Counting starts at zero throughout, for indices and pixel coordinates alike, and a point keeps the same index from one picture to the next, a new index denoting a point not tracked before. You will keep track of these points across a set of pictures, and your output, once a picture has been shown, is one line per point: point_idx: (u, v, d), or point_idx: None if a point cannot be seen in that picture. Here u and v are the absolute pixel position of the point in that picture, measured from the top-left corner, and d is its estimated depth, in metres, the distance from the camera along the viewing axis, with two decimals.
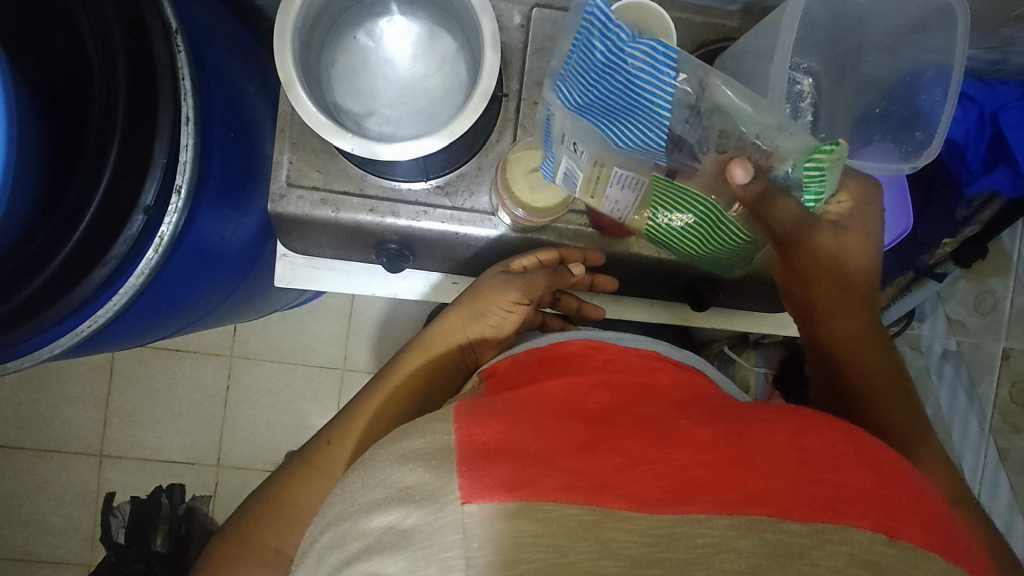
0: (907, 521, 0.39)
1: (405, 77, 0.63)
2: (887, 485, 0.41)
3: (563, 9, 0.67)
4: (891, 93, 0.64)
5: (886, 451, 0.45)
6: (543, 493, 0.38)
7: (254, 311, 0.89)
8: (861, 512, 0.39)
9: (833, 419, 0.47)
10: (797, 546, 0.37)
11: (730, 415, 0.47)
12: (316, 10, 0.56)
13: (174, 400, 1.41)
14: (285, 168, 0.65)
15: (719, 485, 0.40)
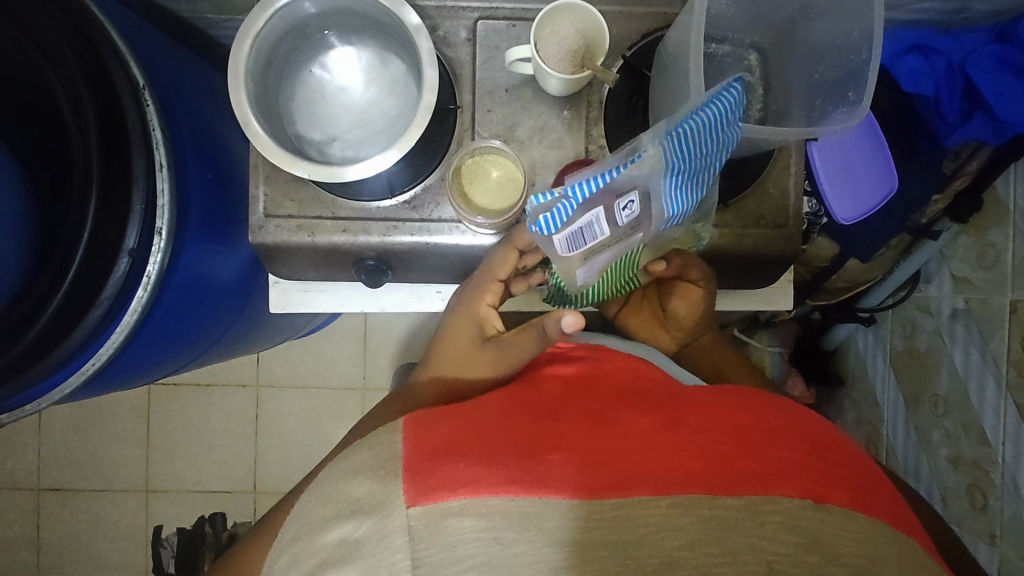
0: (831, 487, 0.45)
1: (360, 102, 0.67)
2: (813, 456, 0.47)
3: (505, 18, 0.70)
4: (833, 58, 0.63)
5: (801, 420, 0.52)
6: (491, 488, 0.43)
7: (244, 344, 0.91)
8: (788, 483, 0.44)
9: (758, 400, 0.54)
10: (733, 520, 0.42)
11: (669, 407, 0.53)
12: (267, 51, 0.60)
13: (208, 432, 1.48)
14: (262, 201, 0.69)
15: (654, 471, 0.45)
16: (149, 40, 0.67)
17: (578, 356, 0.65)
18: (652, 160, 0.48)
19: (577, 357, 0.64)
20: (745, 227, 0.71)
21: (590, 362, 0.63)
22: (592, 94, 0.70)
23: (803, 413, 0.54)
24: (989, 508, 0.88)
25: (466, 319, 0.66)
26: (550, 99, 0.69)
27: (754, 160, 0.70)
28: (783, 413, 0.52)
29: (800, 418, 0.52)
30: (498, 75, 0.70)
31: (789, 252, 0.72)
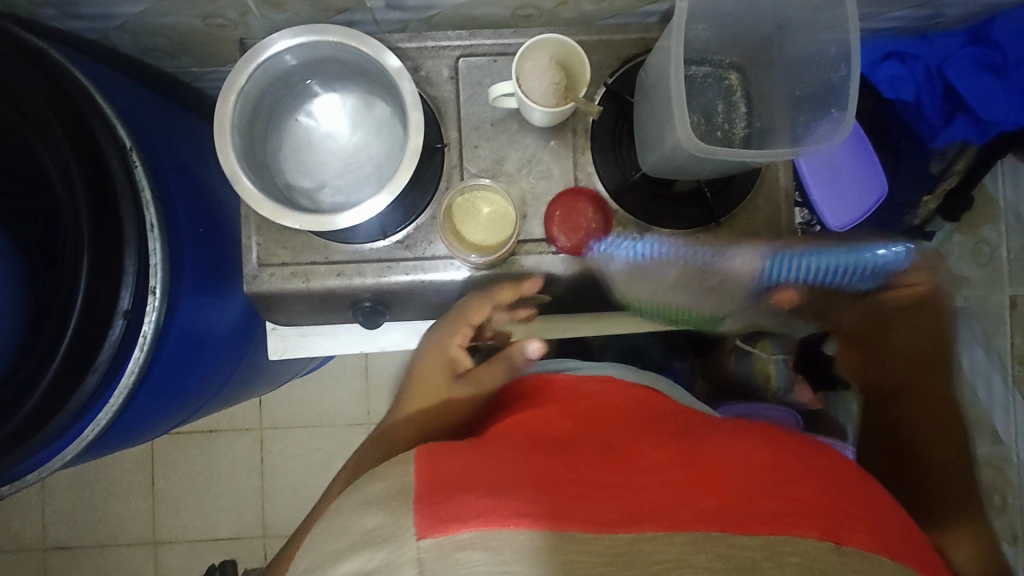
0: (854, 529, 0.44)
1: (348, 147, 0.67)
2: (836, 496, 0.47)
3: (486, 55, 0.70)
4: (810, 73, 0.63)
5: (828, 461, 0.51)
6: (502, 519, 0.42)
7: (245, 393, 0.90)
8: (807, 524, 0.43)
9: (783, 439, 0.53)
10: (751, 561, 0.41)
11: (689, 440, 0.53)
12: (253, 103, 0.61)
13: (214, 479, 1.46)
14: (255, 250, 0.69)
15: (668, 507, 0.44)
16: (135, 98, 0.68)
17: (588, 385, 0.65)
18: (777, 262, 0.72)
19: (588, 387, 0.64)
20: (739, 243, 0.71)
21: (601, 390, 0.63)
22: (577, 123, 0.70)
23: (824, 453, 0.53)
24: (1008, 507, 0.87)
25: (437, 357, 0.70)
26: (537, 131, 0.70)
27: (743, 177, 0.70)
28: (804, 454, 0.51)
29: (822, 459, 0.51)
30: (482, 111, 0.70)
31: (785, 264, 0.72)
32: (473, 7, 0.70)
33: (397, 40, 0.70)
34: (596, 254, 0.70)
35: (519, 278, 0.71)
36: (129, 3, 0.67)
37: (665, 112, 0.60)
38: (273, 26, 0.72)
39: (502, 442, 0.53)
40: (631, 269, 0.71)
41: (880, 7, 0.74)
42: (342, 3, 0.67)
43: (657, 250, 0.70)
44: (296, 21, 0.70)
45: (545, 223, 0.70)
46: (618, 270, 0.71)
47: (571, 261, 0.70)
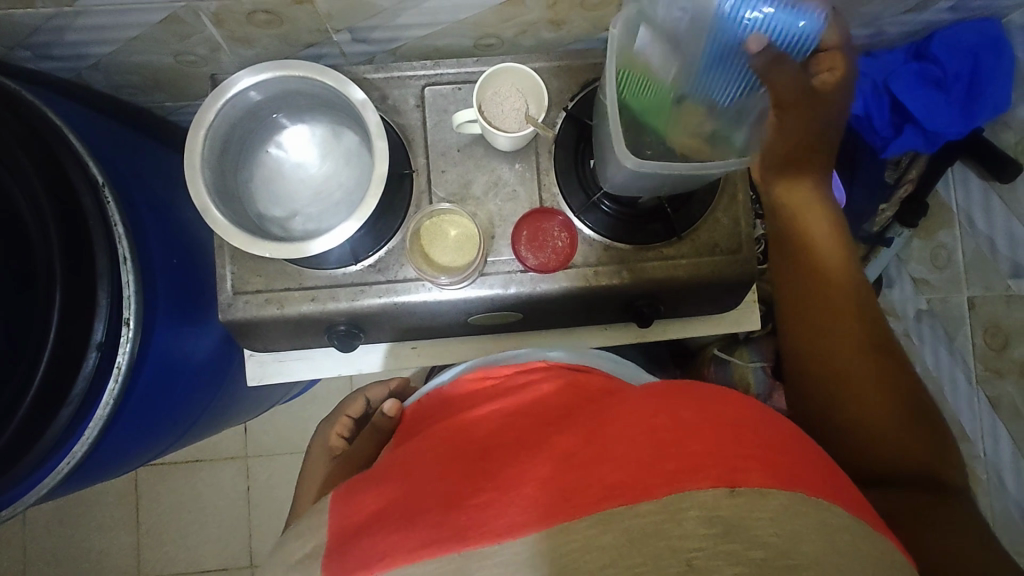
0: (749, 469, 0.46)
1: (319, 176, 0.69)
2: (732, 437, 0.49)
3: (451, 83, 0.73)
4: None
5: (734, 402, 0.53)
6: (405, 556, 0.50)
7: (227, 422, 0.91)
8: (700, 475, 0.46)
9: (692, 388, 0.56)
10: (652, 526, 0.44)
11: (600, 419, 0.57)
12: (223, 137, 0.63)
13: (199, 509, 1.45)
14: (230, 279, 0.71)
15: (565, 492, 0.49)
16: (109, 135, 0.70)
17: (522, 380, 0.70)
18: None
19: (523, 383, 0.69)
20: (702, 256, 0.73)
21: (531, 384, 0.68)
22: (540, 146, 0.73)
23: (739, 399, 0.55)
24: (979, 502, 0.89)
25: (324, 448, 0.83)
26: (502, 155, 0.73)
27: (702, 193, 0.73)
28: (707, 398, 0.53)
29: (728, 403, 0.53)
30: (448, 136, 0.73)
31: (749, 273, 0.74)
32: (437, 37, 0.73)
33: (364, 71, 0.73)
34: (563, 272, 0.72)
35: (490, 298, 0.73)
36: (102, 44, 0.69)
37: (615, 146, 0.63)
38: (244, 61, 0.74)
39: (425, 468, 0.60)
40: (597, 285, 0.73)
41: None
42: (309, 38, 0.70)
43: (623, 265, 0.73)
44: (265, 56, 0.73)
45: (513, 243, 0.72)
46: (586, 287, 0.73)
47: (539, 278, 0.72)
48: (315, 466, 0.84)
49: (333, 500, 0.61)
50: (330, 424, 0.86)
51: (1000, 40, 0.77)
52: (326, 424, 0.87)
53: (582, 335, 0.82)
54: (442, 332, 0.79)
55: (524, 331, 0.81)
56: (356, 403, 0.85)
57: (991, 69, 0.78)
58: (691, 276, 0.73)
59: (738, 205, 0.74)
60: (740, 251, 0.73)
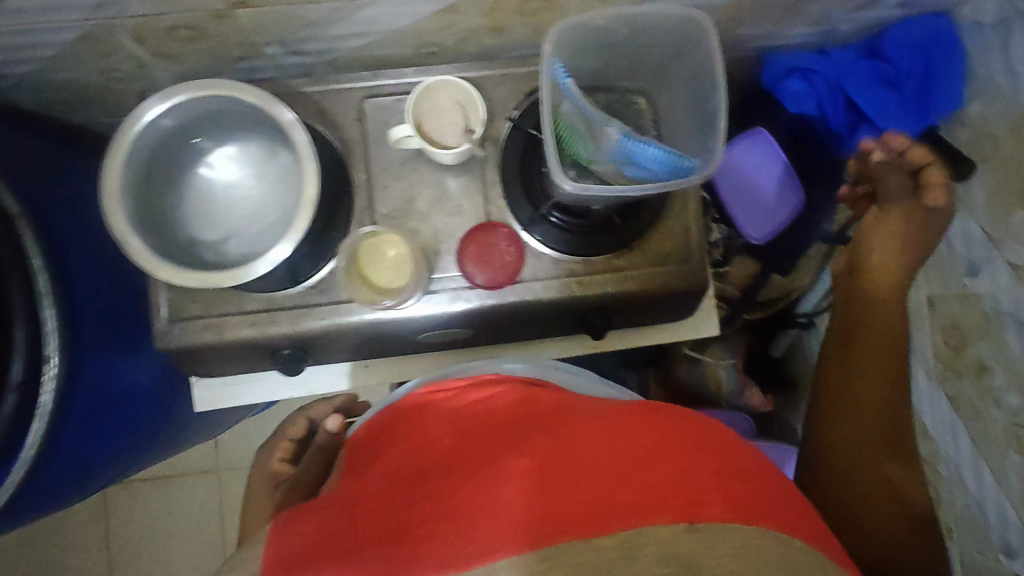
0: (707, 503, 0.45)
1: (256, 197, 0.66)
2: (692, 471, 0.48)
3: (391, 94, 0.70)
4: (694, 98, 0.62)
5: (690, 432, 0.53)
6: None
7: (183, 444, 0.89)
8: (659, 509, 0.45)
9: (653, 416, 0.55)
10: (605, 561, 0.42)
11: (554, 432, 0.54)
12: (145, 162, 0.60)
13: (172, 525, 1.43)
14: (165, 306, 0.68)
15: (518, 520, 0.46)
16: (31, 160, 0.67)
17: (475, 388, 0.67)
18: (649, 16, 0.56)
19: (477, 390, 0.66)
20: (653, 266, 0.72)
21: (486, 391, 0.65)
22: (485, 158, 0.71)
23: (699, 428, 0.55)
24: (942, 500, 0.88)
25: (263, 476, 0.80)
26: (446, 168, 0.70)
27: (651, 203, 0.71)
28: (666, 428, 0.53)
29: (685, 433, 0.53)
30: (389, 151, 0.70)
31: (702, 282, 0.72)
32: (374, 47, 0.70)
33: (300, 85, 0.70)
34: (510, 287, 0.70)
35: (437, 315, 0.71)
36: (18, 65, 0.65)
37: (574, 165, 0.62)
38: (175, 77, 0.70)
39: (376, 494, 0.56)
40: (547, 299, 0.71)
41: (777, 27, 0.76)
42: (239, 52, 0.66)
43: (572, 278, 0.71)
44: (196, 71, 0.69)
45: (459, 258, 0.70)
46: (537, 301, 0.71)
47: (488, 294, 0.70)
48: (258, 498, 0.80)
49: (278, 533, 0.59)
50: (269, 451, 0.82)
51: (950, 37, 0.74)
52: (266, 451, 0.83)
53: (539, 346, 0.80)
54: (394, 349, 0.77)
55: (480, 345, 0.79)
56: (297, 426, 0.82)
57: (944, 66, 0.76)
58: (645, 287, 0.72)
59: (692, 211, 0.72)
60: (694, 259, 0.72)
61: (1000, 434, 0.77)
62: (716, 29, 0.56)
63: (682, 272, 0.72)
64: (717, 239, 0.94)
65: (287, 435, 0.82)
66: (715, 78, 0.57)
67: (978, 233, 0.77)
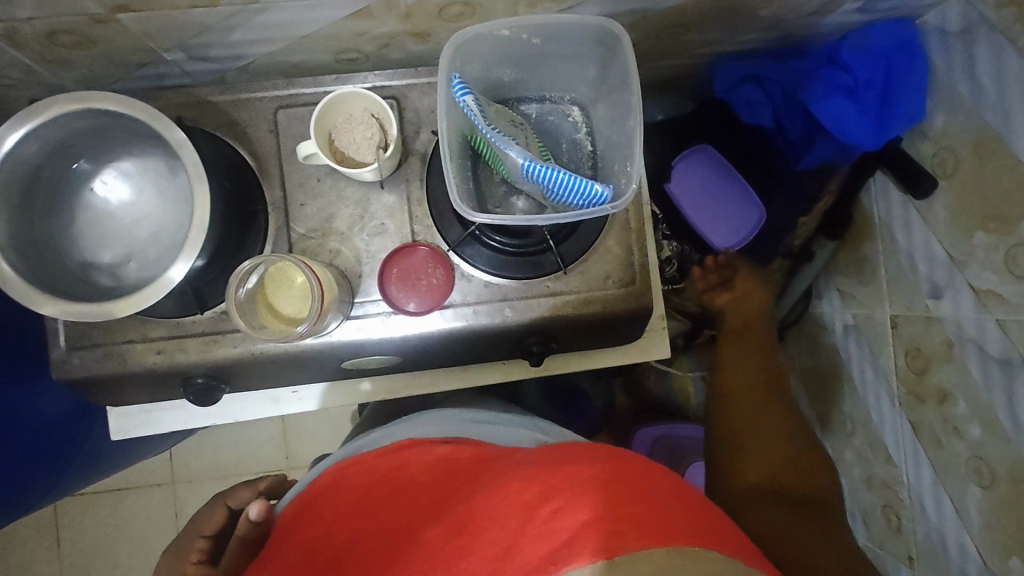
0: (625, 532, 0.39)
1: (155, 217, 0.61)
2: (608, 499, 0.42)
3: (308, 104, 0.65)
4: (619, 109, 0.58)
5: (607, 459, 0.47)
6: None
7: (101, 471, 0.85)
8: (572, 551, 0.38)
9: (568, 450, 0.49)
10: None
11: (468, 489, 0.48)
12: (24, 180, 0.55)
13: (125, 540, 1.38)
14: (62, 333, 0.63)
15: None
16: None
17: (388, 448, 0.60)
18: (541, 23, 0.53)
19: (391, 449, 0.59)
20: (592, 290, 0.67)
21: (400, 450, 0.58)
22: (411, 173, 0.66)
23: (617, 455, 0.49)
24: (904, 530, 0.84)
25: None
26: (367, 184, 0.65)
27: (590, 221, 0.66)
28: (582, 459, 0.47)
29: (601, 463, 0.47)
30: (306, 165, 0.65)
31: (646, 306, 0.67)
32: (289, 53, 0.64)
33: (208, 94, 0.65)
34: (438, 312, 0.65)
35: (358, 342, 0.65)
36: None
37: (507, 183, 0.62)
38: (74, 84, 0.65)
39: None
40: (477, 325, 0.66)
41: (728, 31, 0.71)
42: (138, 59, 0.61)
43: (505, 303, 0.66)
44: (95, 78, 0.64)
45: (382, 282, 0.65)
46: (466, 328, 0.66)
47: (414, 321, 0.65)
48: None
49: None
50: (181, 553, 0.74)
51: (913, 44, 0.71)
52: (177, 553, 0.74)
53: (477, 373, 0.75)
54: (320, 376, 0.72)
55: (414, 372, 0.75)
56: (213, 518, 0.75)
57: (903, 76, 0.72)
58: (583, 311, 0.67)
59: (635, 229, 0.67)
60: (636, 281, 0.67)
61: (961, 466, 0.73)
62: (631, 39, 0.53)
63: (624, 296, 0.67)
64: (668, 256, 0.90)
65: (202, 531, 0.75)
66: (634, 89, 0.54)
67: (941, 254, 0.73)
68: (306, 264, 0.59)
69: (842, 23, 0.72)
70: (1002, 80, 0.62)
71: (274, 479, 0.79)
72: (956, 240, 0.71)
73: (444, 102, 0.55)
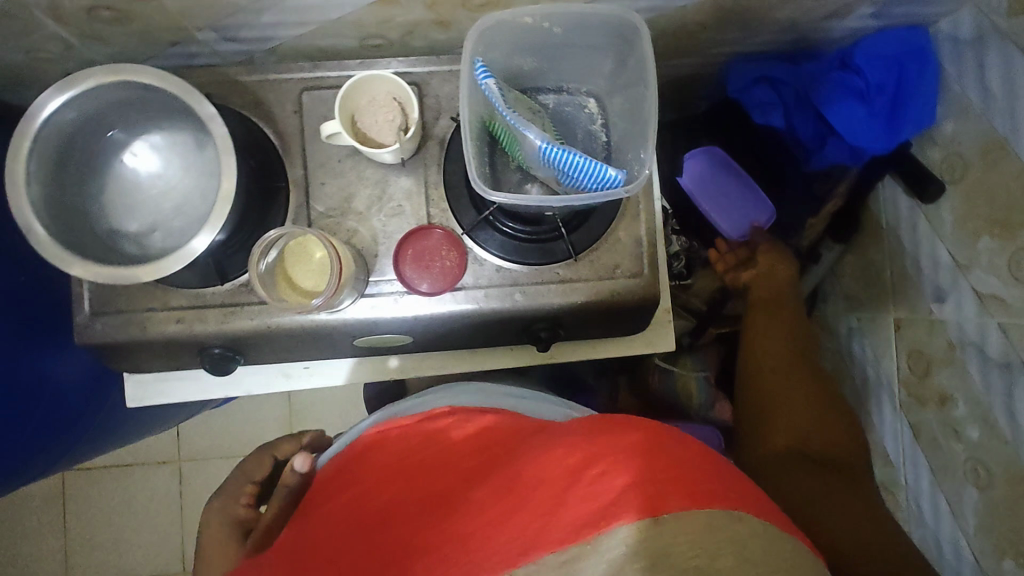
0: (667, 493, 0.40)
1: (181, 189, 0.63)
2: (647, 461, 0.43)
3: (333, 87, 0.67)
4: (634, 99, 0.60)
5: (643, 426, 0.48)
6: None
7: (113, 440, 0.87)
8: (617, 510, 0.40)
9: (605, 418, 0.51)
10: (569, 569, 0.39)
11: (512, 457, 0.50)
12: (59, 146, 0.57)
13: (130, 514, 1.40)
14: (87, 299, 0.66)
15: (476, 553, 0.42)
16: None
17: (426, 420, 0.62)
18: (561, 7, 0.55)
19: (430, 421, 0.61)
20: (601, 279, 0.68)
21: (439, 423, 0.60)
22: (429, 158, 0.68)
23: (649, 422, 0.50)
24: None
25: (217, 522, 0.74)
26: (386, 167, 0.67)
27: (603, 211, 0.68)
28: (619, 426, 0.48)
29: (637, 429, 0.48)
30: (328, 146, 0.67)
31: (654, 297, 0.69)
32: (316, 37, 0.66)
33: (236, 73, 0.67)
34: (450, 295, 0.67)
35: (370, 319, 0.67)
36: None
37: (520, 172, 0.64)
38: (108, 59, 0.67)
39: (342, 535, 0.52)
40: (488, 308, 0.68)
41: (744, 32, 0.73)
42: (171, 37, 0.63)
43: (515, 287, 0.68)
44: (129, 54, 0.66)
45: (396, 262, 0.67)
46: (476, 310, 0.68)
47: (426, 301, 0.67)
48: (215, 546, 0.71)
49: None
50: (229, 496, 0.76)
51: (925, 50, 0.73)
52: (225, 496, 0.76)
53: (484, 356, 0.77)
54: (332, 352, 0.74)
55: (423, 352, 0.76)
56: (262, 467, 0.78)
57: (915, 81, 0.74)
58: (591, 299, 0.68)
59: (645, 220, 0.69)
60: (646, 270, 0.69)
61: (958, 467, 0.74)
62: (650, 30, 0.55)
63: (632, 285, 0.69)
64: (676, 251, 0.92)
65: (252, 477, 0.78)
66: (650, 79, 0.56)
67: (946, 258, 0.75)
68: (327, 239, 0.61)
69: (856, 28, 0.74)
70: (1012, 90, 0.64)
71: (318, 436, 0.81)
72: (962, 245, 0.72)
73: (466, 86, 0.57)
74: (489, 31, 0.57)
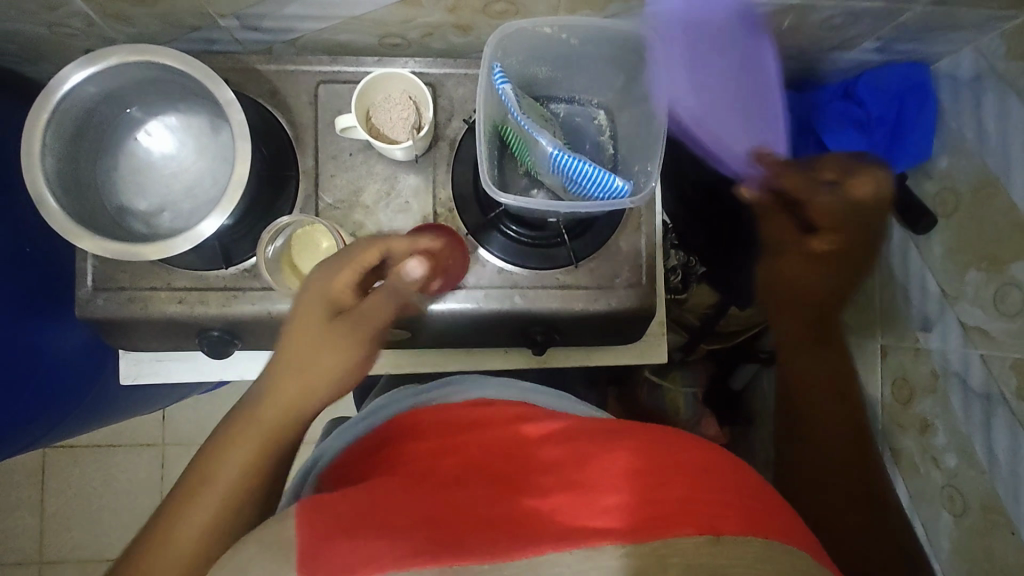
0: (731, 516, 0.45)
1: (192, 171, 0.64)
2: (710, 483, 0.48)
3: (350, 82, 0.69)
4: (645, 114, 0.61)
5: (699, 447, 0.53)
6: (394, 562, 0.40)
7: (102, 418, 0.87)
8: (689, 522, 0.44)
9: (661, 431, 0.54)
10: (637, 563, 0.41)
11: (574, 446, 0.53)
12: (76, 120, 0.58)
13: (109, 495, 1.39)
14: (90, 274, 0.66)
15: (548, 528, 0.44)
16: None
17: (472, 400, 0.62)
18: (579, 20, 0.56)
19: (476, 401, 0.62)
20: (599, 287, 0.70)
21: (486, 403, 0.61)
22: (438, 158, 0.69)
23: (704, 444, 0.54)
24: None
25: (317, 285, 0.55)
26: (396, 163, 0.68)
27: (605, 220, 0.69)
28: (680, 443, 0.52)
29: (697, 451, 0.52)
30: (340, 140, 0.68)
31: (650, 308, 0.71)
32: (336, 33, 0.68)
33: (255, 62, 0.68)
34: (450, 293, 0.68)
35: None
36: None
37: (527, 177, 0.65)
38: (129, 39, 0.68)
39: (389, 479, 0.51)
40: (487, 308, 0.69)
41: (753, 56, 0.75)
42: (194, 22, 0.64)
43: (515, 290, 0.69)
44: (150, 36, 0.67)
45: None
46: (476, 309, 0.69)
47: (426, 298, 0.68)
48: (303, 328, 0.55)
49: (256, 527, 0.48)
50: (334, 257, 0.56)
51: (924, 86, 0.76)
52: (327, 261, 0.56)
53: (480, 356, 0.78)
54: None
55: (418, 349, 0.77)
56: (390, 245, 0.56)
57: (915, 115, 0.76)
58: (587, 306, 0.70)
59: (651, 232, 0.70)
60: (644, 281, 0.70)
61: (934, 493, 0.76)
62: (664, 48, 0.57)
63: (629, 294, 0.70)
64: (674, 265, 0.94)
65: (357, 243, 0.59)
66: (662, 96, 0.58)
67: (934, 288, 0.77)
68: (336, 229, 0.62)
69: (861, 61, 0.76)
70: None
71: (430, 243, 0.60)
72: (951, 277, 0.74)
73: (483, 89, 0.58)
74: (509, 38, 0.58)
